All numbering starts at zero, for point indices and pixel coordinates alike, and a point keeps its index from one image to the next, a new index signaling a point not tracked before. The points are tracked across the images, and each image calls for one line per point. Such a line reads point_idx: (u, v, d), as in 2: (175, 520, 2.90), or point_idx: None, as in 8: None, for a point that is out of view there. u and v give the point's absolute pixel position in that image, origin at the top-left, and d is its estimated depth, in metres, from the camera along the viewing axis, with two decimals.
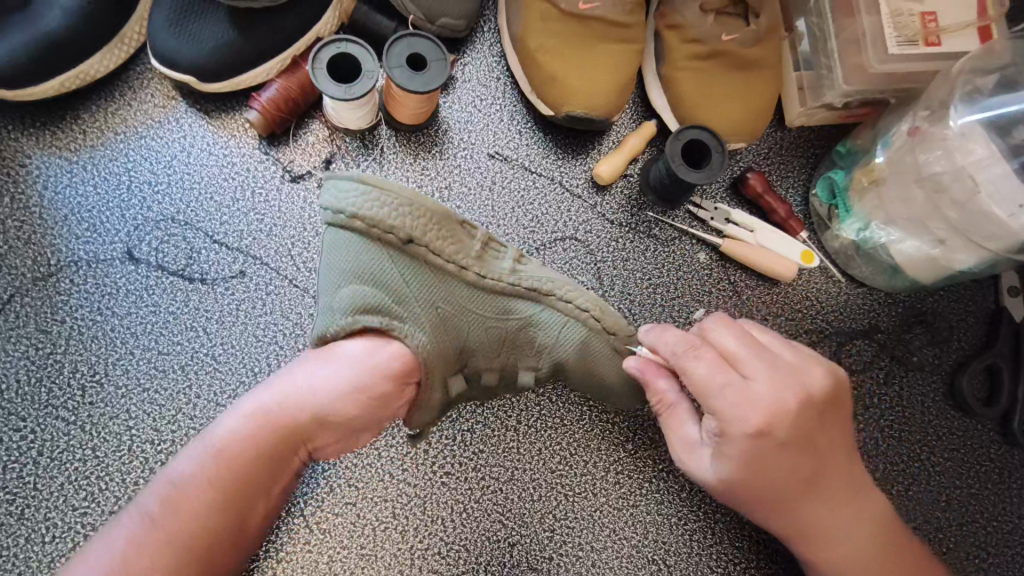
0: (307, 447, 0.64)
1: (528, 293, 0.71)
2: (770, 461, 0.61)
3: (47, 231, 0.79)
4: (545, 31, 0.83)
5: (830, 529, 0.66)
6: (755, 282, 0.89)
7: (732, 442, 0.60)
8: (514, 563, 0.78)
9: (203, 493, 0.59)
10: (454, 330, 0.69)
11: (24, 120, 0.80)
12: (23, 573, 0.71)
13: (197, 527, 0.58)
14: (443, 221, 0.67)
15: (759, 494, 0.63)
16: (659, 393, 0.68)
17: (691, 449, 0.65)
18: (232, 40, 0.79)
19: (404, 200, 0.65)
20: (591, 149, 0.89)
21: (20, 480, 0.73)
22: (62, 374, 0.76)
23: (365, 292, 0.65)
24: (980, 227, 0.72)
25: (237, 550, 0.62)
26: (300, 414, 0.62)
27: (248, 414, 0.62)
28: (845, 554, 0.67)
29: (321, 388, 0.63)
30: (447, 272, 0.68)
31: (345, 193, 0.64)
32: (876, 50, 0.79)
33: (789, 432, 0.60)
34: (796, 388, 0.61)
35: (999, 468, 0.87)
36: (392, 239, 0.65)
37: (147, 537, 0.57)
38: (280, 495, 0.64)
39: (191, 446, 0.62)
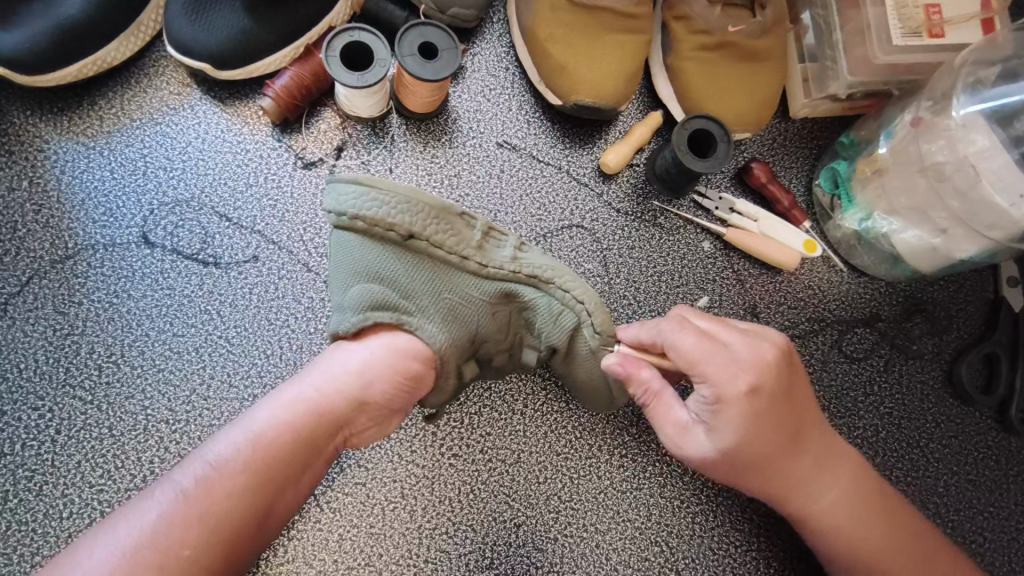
0: (338, 436, 0.65)
1: (528, 279, 0.72)
2: (763, 421, 0.63)
3: (65, 215, 0.80)
4: (555, 21, 0.85)
5: (819, 489, 0.70)
6: (758, 271, 0.91)
7: (727, 405, 0.62)
8: (520, 543, 0.80)
9: (239, 473, 0.60)
10: (461, 319, 0.70)
11: (42, 106, 0.82)
12: (42, 547, 0.73)
13: (230, 503, 0.59)
14: (441, 213, 0.68)
15: (754, 461, 0.65)
16: (644, 384, 0.67)
17: (684, 433, 0.66)
18: (247, 28, 0.80)
19: (400, 198, 0.66)
20: (597, 139, 0.91)
21: (39, 456, 0.75)
22: (80, 354, 0.78)
23: (373, 289, 0.67)
24: (980, 215, 0.74)
25: (263, 529, 0.62)
26: (334, 400, 0.64)
27: (286, 400, 0.64)
28: (838, 510, 0.70)
29: (356, 374, 0.65)
30: (450, 263, 0.69)
31: (343, 198, 0.66)
32: (881, 41, 0.80)
33: (774, 396, 0.64)
34: (772, 346, 0.66)
35: (997, 455, 0.89)
36: (393, 236, 0.67)
37: (181, 511, 0.58)
38: (308, 481, 0.65)
39: (229, 427, 0.63)
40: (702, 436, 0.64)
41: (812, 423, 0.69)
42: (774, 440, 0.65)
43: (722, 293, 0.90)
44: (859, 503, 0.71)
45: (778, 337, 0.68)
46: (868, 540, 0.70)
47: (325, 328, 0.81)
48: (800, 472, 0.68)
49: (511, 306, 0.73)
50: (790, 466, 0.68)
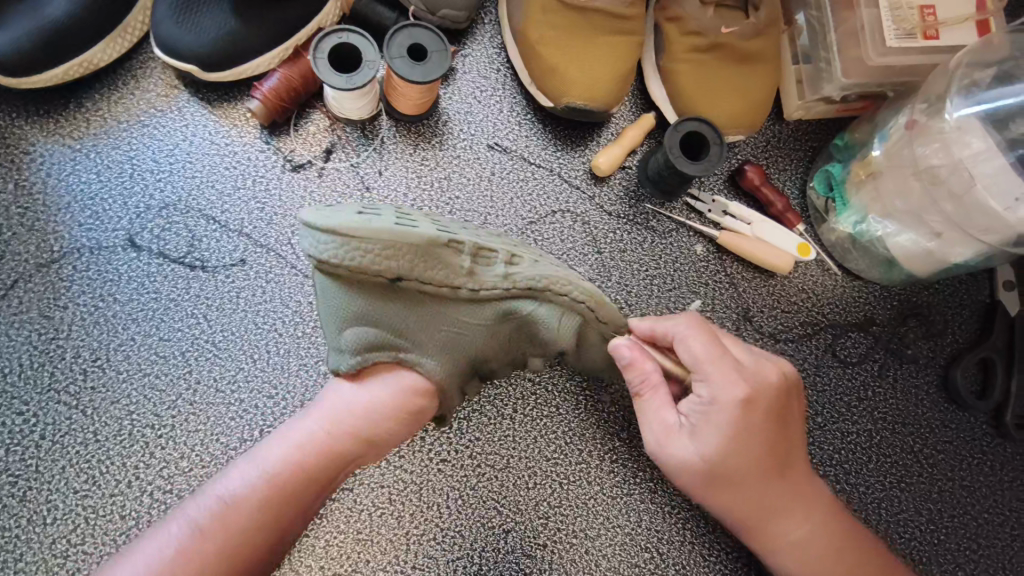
0: (347, 471, 0.67)
1: (524, 292, 0.70)
2: (749, 435, 0.63)
3: (50, 218, 0.80)
4: (545, 22, 0.84)
5: (792, 519, 0.68)
6: (751, 274, 0.90)
7: (721, 409, 0.63)
8: (509, 549, 0.79)
9: (250, 509, 0.62)
10: (462, 345, 0.70)
11: (28, 107, 0.81)
12: (25, 553, 0.72)
13: (242, 537, 0.61)
14: (427, 249, 0.66)
15: (729, 474, 0.64)
16: (644, 374, 0.67)
17: (669, 433, 0.65)
18: (235, 30, 0.79)
19: (384, 244, 0.64)
20: (589, 141, 0.90)
21: (23, 462, 0.74)
22: (65, 358, 0.77)
23: (365, 330, 0.66)
24: (974, 219, 0.73)
25: (272, 561, 0.64)
26: (343, 438, 0.66)
27: (297, 438, 0.65)
28: (803, 541, 0.69)
29: (363, 410, 0.66)
30: (441, 295, 0.68)
31: (320, 246, 0.63)
32: (874, 43, 0.79)
33: (767, 411, 0.64)
34: (777, 368, 0.67)
35: (991, 460, 0.88)
36: (380, 280, 0.65)
37: (195, 545, 0.60)
38: (316, 513, 0.67)
39: (242, 462, 0.65)
40: (686, 440, 0.64)
41: (798, 450, 0.69)
42: (758, 457, 0.65)
43: (715, 296, 0.89)
44: (829, 538, 0.69)
45: (785, 363, 0.69)
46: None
47: (313, 332, 0.80)
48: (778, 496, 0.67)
49: (512, 324, 0.72)
50: (766, 488, 0.67)
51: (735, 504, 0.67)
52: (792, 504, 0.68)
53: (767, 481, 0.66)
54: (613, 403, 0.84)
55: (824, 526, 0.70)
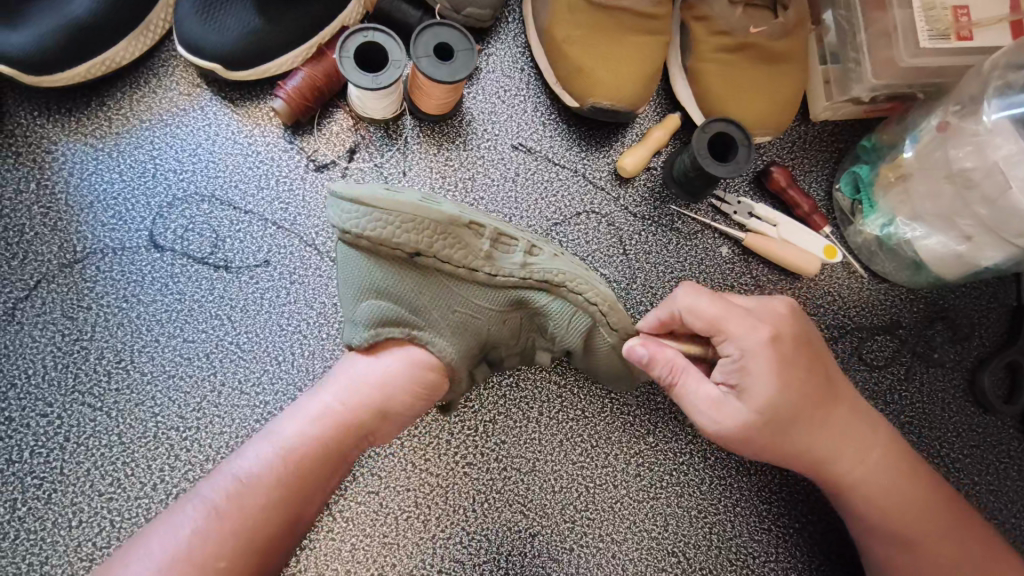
0: (361, 447, 0.66)
1: (539, 284, 0.70)
2: (791, 375, 0.63)
3: (73, 218, 0.79)
4: (571, 21, 0.83)
5: (851, 451, 0.69)
6: (777, 276, 0.89)
7: (753, 358, 0.63)
8: (535, 553, 0.79)
9: (268, 488, 0.60)
10: (472, 330, 0.69)
11: (50, 107, 0.80)
12: (51, 557, 0.72)
13: (262, 518, 0.59)
14: (449, 228, 0.67)
15: (785, 424, 0.64)
16: (671, 361, 0.66)
17: (717, 405, 0.64)
18: (259, 28, 0.78)
19: (405, 216, 0.65)
20: (614, 141, 0.89)
21: (48, 465, 0.74)
22: (89, 360, 0.76)
23: (381, 305, 0.67)
24: (1008, 223, 0.71)
25: (291, 539, 0.62)
26: (358, 412, 0.65)
27: (312, 414, 0.64)
28: (864, 475, 0.69)
29: (375, 385, 0.65)
30: (457, 276, 0.68)
31: (347, 216, 0.65)
32: (907, 43, 0.78)
33: (794, 346, 0.65)
34: (783, 304, 0.68)
35: (1019, 464, 0.87)
36: (399, 254, 0.66)
37: (214, 527, 0.57)
38: (332, 490, 0.65)
39: (255, 441, 0.63)
40: (733, 402, 0.63)
41: (836, 385, 0.68)
42: (809, 394, 0.64)
43: None
44: (890, 461, 0.70)
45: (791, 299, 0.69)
46: (900, 501, 0.70)
47: (337, 335, 0.80)
48: (834, 429, 0.67)
49: (523, 312, 0.72)
50: (823, 425, 0.66)
51: (804, 446, 0.66)
52: (848, 435, 0.68)
53: (823, 416, 0.66)
54: (639, 406, 0.83)
55: (882, 449, 0.70)
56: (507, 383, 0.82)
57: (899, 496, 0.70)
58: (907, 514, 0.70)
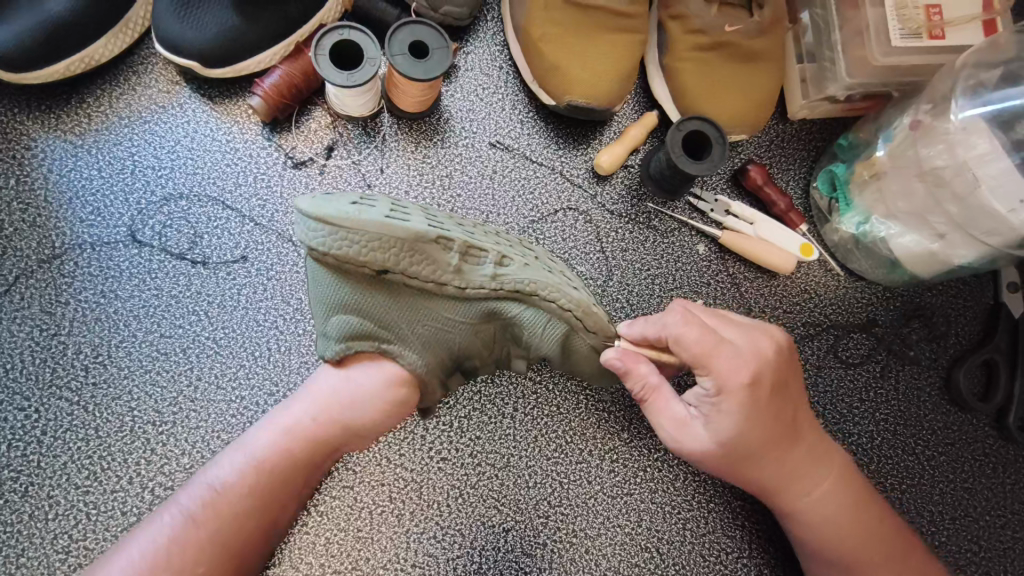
0: (332, 459, 0.69)
1: (511, 295, 0.70)
2: (759, 413, 0.64)
3: (52, 214, 0.80)
4: (547, 18, 0.83)
5: (808, 477, 0.70)
6: (753, 274, 0.90)
7: (729, 397, 0.63)
8: (508, 548, 0.79)
9: (239, 497, 0.63)
10: (443, 342, 0.69)
11: (29, 103, 0.81)
12: (27, 548, 0.72)
13: (233, 526, 0.63)
14: (415, 244, 0.65)
15: (746, 449, 0.65)
16: (642, 379, 0.68)
17: (683, 425, 0.67)
18: (235, 25, 0.79)
19: (370, 236, 0.64)
20: (591, 139, 0.90)
21: (24, 458, 0.74)
22: (66, 355, 0.77)
23: (352, 320, 0.67)
24: (978, 221, 0.72)
25: (265, 541, 0.66)
26: (328, 426, 0.67)
27: (283, 426, 0.66)
28: (818, 498, 0.70)
29: (346, 401, 0.67)
30: (427, 291, 0.68)
31: (313, 236, 0.64)
32: (879, 42, 0.79)
33: (772, 386, 0.65)
34: (768, 340, 0.67)
35: (993, 462, 0.88)
36: (366, 271, 0.65)
37: (185, 533, 0.62)
38: (306, 491, 0.69)
39: (231, 449, 0.66)
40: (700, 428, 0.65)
41: (802, 411, 0.69)
42: (773, 425, 0.65)
43: (717, 296, 0.89)
44: (850, 491, 0.71)
45: (774, 330, 0.69)
46: (850, 529, 0.71)
47: (312, 330, 0.80)
48: (799, 462, 0.69)
49: (496, 321, 0.72)
50: (783, 453, 0.68)
51: (764, 475, 0.68)
52: (806, 462, 0.69)
53: (783, 444, 0.67)
54: (614, 402, 0.84)
55: (844, 484, 0.71)
56: (482, 379, 0.83)
57: (850, 523, 0.71)
58: (858, 544, 0.71)
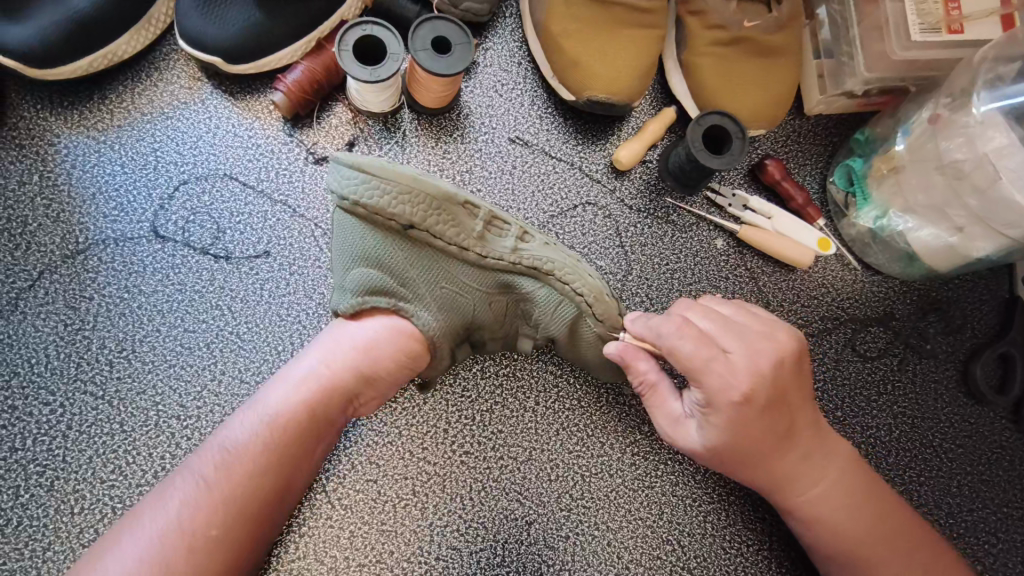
0: (345, 413, 0.67)
1: (528, 271, 0.71)
2: (750, 427, 0.65)
3: (75, 209, 0.80)
4: (567, 15, 0.84)
5: (806, 486, 0.70)
6: (772, 268, 0.90)
7: (717, 411, 0.64)
8: (531, 541, 0.79)
9: (254, 455, 0.62)
10: (457, 307, 0.70)
11: (52, 100, 0.81)
12: (53, 542, 0.73)
13: (248, 486, 0.62)
14: (445, 205, 0.67)
15: (737, 457, 0.67)
16: (640, 375, 0.69)
17: (677, 424, 0.69)
18: (258, 21, 0.79)
19: (403, 189, 0.66)
20: (610, 135, 0.90)
21: (50, 452, 0.75)
22: (91, 350, 0.77)
23: (371, 274, 0.67)
24: (998, 213, 0.73)
25: (281, 505, 0.65)
26: (340, 374, 0.66)
27: (295, 380, 0.65)
28: (820, 505, 0.71)
29: (359, 349, 0.66)
30: (448, 253, 0.69)
31: (346, 182, 0.66)
32: (898, 37, 0.79)
33: (765, 403, 0.64)
34: (770, 355, 0.65)
35: (1010, 455, 0.88)
36: (393, 225, 0.67)
37: (201, 497, 0.60)
38: (321, 450, 0.68)
39: (243, 411, 0.65)
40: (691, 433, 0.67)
41: (804, 422, 0.69)
42: (766, 437, 0.66)
43: (735, 291, 0.89)
44: (854, 497, 0.71)
45: (781, 340, 0.67)
46: (855, 533, 0.71)
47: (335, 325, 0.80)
48: (794, 469, 0.70)
49: (509, 296, 0.73)
50: (779, 462, 0.69)
51: (757, 474, 0.70)
52: (804, 470, 0.70)
53: (779, 454, 0.68)
54: (634, 396, 0.84)
55: (841, 488, 0.71)
56: (504, 373, 0.83)
57: (854, 530, 0.71)
58: (864, 549, 0.70)
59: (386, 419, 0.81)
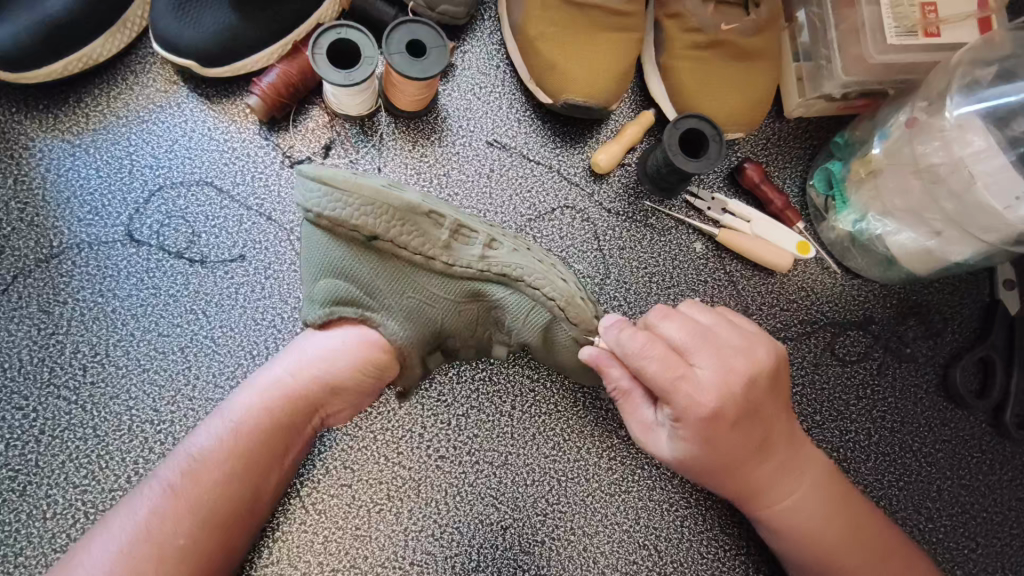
0: (313, 421, 0.68)
1: (498, 278, 0.70)
2: (722, 438, 0.64)
3: (50, 213, 0.80)
4: (544, 18, 0.84)
5: (778, 494, 0.70)
6: (751, 272, 0.90)
7: (686, 425, 0.63)
8: (506, 546, 0.79)
9: (220, 463, 0.63)
10: (426, 317, 0.70)
11: (27, 103, 0.81)
12: (25, 547, 0.72)
13: (215, 494, 0.62)
14: (409, 215, 0.66)
15: (710, 467, 0.66)
16: (613, 381, 0.67)
17: (647, 431, 0.67)
18: (233, 24, 0.79)
19: (365, 200, 0.65)
20: (589, 138, 0.90)
21: (22, 457, 0.74)
22: (64, 354, 0.77)
23: (338, 285, 0.67)
24: (975, 218, 0.73)
25: (249, 514, 0.65)
26: (306, 384, 0.66)
27: (262, 390, 0.65)
28: (792, 514, 0.71)
29: (326, 359, 0.67)
30: (415, 263, 0.68)
31: (309, 194, 0.65)
32: (875, 40, 0.79)
33: (737, 413, 0.64)
34: (742, 366, 0.65)
35: (990, 459, 0.88)
36: (358, 236, 0.66)
37: (167, 504, 0.61)
38: (290, 460, 0.68)
39: (210, 420, 0.65)
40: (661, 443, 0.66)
41: (777, 430, 0.69)
42: (738, 447, 0.66)
43: (714, 294, 0.89)
44: (826, 505, 0.71)
45: (755, 355, 0.66)
46: (825, 542, 0.71)
47: None
48: (766, 477, 0.69)
49: (480, 304, 0.72)
50: (751, 471, 0.68)
51: (727, 486, 0.69)
52: (777, 478, 0.70)
53: (751, 463, 0.68)
54: (611, 400, 0.84)
55: (813, 498, 0.71)
56: (480, 377, 0.83)
57: (825, 538, 0.71)
58: (834, 557, 0.71)
59: (361, 423, 0.80)
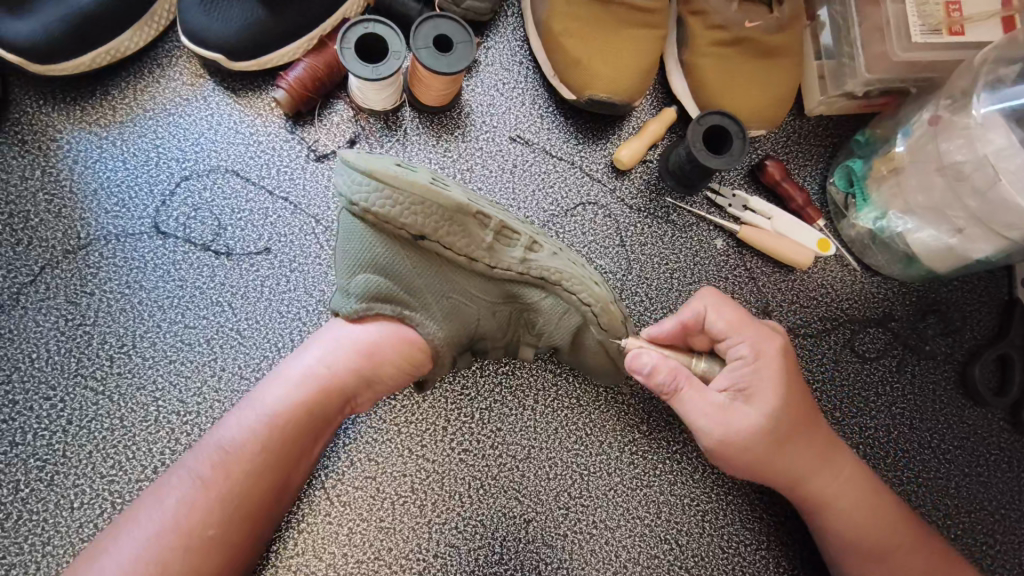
0: (341, 413, 0.69)
1: (534, 281, 0.71)
2: (793, 380, 0.69)
3: (77, 205, 0.80)
4: (569, 14, 0.84)
5: (831, 464, 0.73)
6: (771, 269, 0.90)
7: (765, 360, 0.68)
8: (529, 539, 0.79)
9: (253, 454, 0.63)
10: (463, 316, 0.71)
11: (55, 95, 0.82)
12: (52, 537, 0.73)
13: (246, 484, 0.63)
14: (456, 216, 0.66)
15: (787, 423, 0.69)
16: (673, 372, 0.67)
17: (726, 410, 0.67)
18: (260, 18, 0.79)
19: (415, 199, 0.64)
20: (611, 135, 0.90)
21: (50, 447, 0.75)
22: (91, 345, 0.78)
23: (377, 281, 0.67)
24: (998, 215, 0.73)
25: (277, 503, 0.66)
26: (341, 377, 0.67)
27: (294, 380, 0.66)
28: (843, 484, 0.73)
29: (360, 353, 0.67)
30: (456, 263, 0.69)
31: (356, 188, 0.64)
32: (899, 38, 0.79)
33: (794, 357, 0.71)
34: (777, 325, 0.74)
35: (1008, 457, 0.88)
36: (402, 234, 0.66)
37: (200, 495, 0.61)
38: (316, 449, 0.69)
39: (239, 411, 0.65)
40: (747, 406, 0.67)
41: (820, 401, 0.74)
42: (804, 399, 0.70)
43: (735, 290, 0.89)
44: (866, 475, 0.75)
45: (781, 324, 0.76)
46: (872, 510, 0.73)
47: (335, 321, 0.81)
48: (822, 443, 0.72)
49: (514, 305, 0.74)
50: (812, 435, 0.71)
51: (796, 451, 0.70)
52: (830, 444, 0.73)
53: (812, 425, 0.71)
54: (633, 395, 0.85)
55: (858, 472, 0.74)
56: (503, 371, 0.83)
57: (871, 507, 0.73)
58: (881, 527, 0.73)
59: (386, 416, 0.81)
